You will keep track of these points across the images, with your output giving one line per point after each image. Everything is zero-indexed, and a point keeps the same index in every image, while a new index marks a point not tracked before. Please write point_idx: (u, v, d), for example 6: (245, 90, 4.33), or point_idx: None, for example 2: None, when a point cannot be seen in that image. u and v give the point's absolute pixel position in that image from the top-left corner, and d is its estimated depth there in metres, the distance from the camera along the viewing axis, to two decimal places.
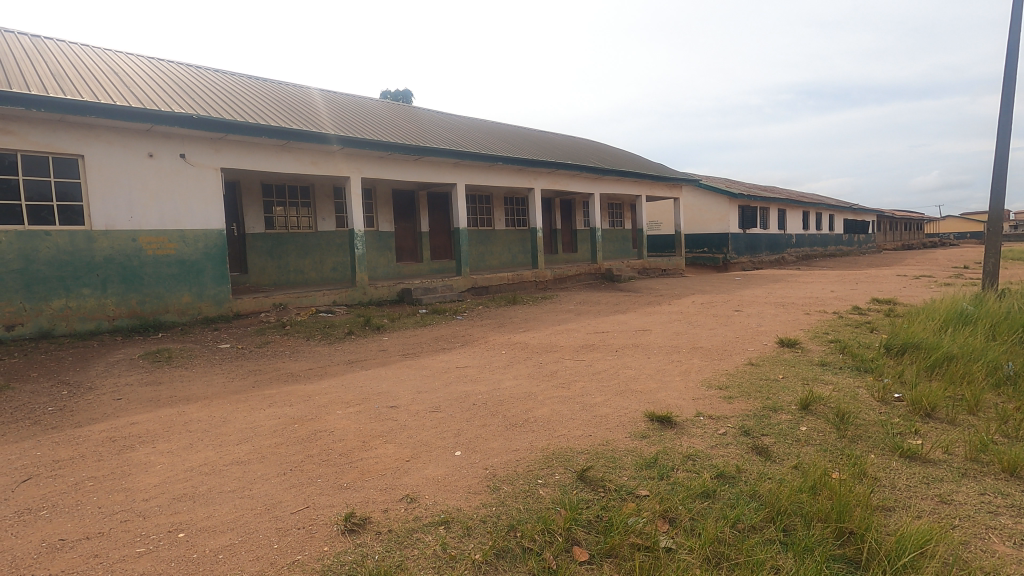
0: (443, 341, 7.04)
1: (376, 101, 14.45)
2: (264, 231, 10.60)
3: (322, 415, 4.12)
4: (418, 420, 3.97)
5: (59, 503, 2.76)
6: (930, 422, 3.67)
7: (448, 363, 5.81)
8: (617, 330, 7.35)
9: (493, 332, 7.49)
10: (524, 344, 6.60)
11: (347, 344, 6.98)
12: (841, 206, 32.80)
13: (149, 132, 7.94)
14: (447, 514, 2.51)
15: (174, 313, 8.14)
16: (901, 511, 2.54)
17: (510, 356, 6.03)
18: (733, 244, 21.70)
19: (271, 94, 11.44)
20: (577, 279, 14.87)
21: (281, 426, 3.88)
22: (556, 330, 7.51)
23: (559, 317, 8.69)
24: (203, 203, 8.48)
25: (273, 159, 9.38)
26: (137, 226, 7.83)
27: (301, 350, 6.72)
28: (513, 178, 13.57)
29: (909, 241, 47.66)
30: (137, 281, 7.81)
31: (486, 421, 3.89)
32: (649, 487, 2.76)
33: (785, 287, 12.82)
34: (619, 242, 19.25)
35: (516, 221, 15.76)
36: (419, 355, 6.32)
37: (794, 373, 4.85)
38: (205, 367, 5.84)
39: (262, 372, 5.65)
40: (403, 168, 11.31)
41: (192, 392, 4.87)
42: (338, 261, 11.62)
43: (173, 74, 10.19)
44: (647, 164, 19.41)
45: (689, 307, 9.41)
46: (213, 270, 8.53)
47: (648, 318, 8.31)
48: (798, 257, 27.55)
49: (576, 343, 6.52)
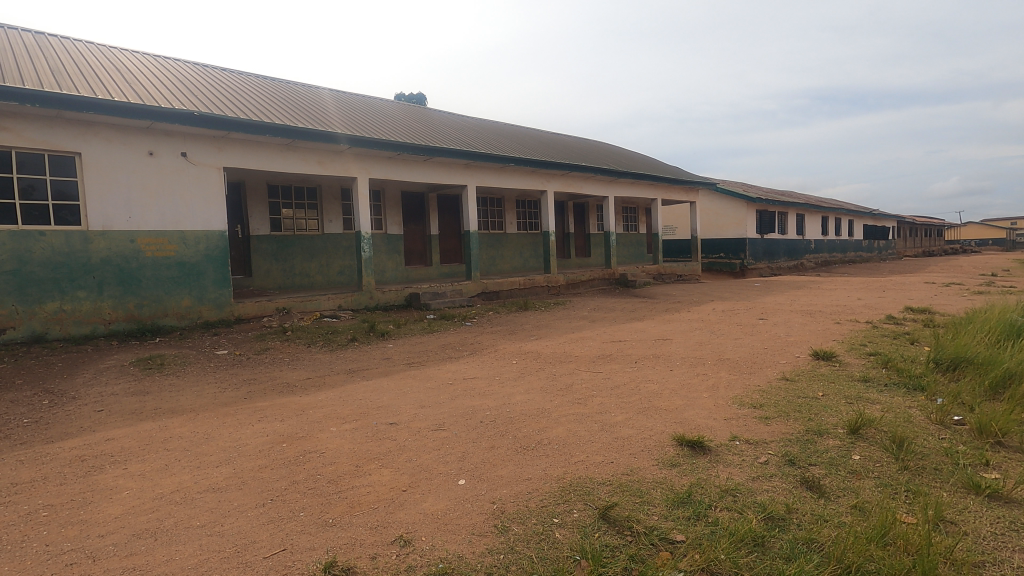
0: (451, 349, 6.65)
1: (387, 102, 14.16)
2: (270, 233, 10.32)
3: (314, 432, 3.74)
4: (420, 440, 3.59)
5: (3, 538, 2.40)
6: (1002, 451, 3.21)
7: (455, 374, 5.42)
8: (636, 338, 6.93)
9: (504, 339, 7.09)
10: (537, 353, 6.19)
11: (350, 352, 6.61)
12: (861, 212, 32.02)
13: (150, 130, 7.68)
14: (447, 564, 2.13)
15: (173, 317, 7.85)
16: (995, 570, 2.11)
17: (521, 366, 5.63)
18: (751, 249, 21.16)
19: (278, 93, 11.19)
20: (591, 284, 14.45)
21: (268, 445, 3.51)
22: (570, 338, 7.09)
23: (573, 324, 8.28)
24: (205, 203, 8.20)
25: (278, 158, 9.07)
26: (136, 227, 7.56)
27: (301, 357, 6.37)
28: (526, 180, 13.19)
29: (930, 247, 46.60)
30: (135, 284, 7.53)
31: (494, 442, 3.50)
32: (685, 532, 2.35)
33: (809, 294, 12.29)
34: (633, 246, 18.78)
35: (528, 224, 15.37)
36: (425, 364, 5.93)
37: (835, 390, 4.40)
38: (199, 376, 5.50)
39: (257, 382, 5.29)
40: (412, 169, 10.99)
41: (178, 403, 4.51)
42: (345, 264, 11.31)
43: (178, 72, 9.97)
44: (663, 167, 18.95)
45: (710, 314, 8.95)
46: (214, 272, 8.23)
47: (668, 326, 7.87)
48: (818, 263, 26.87)
49: (592, 353, 6.11)
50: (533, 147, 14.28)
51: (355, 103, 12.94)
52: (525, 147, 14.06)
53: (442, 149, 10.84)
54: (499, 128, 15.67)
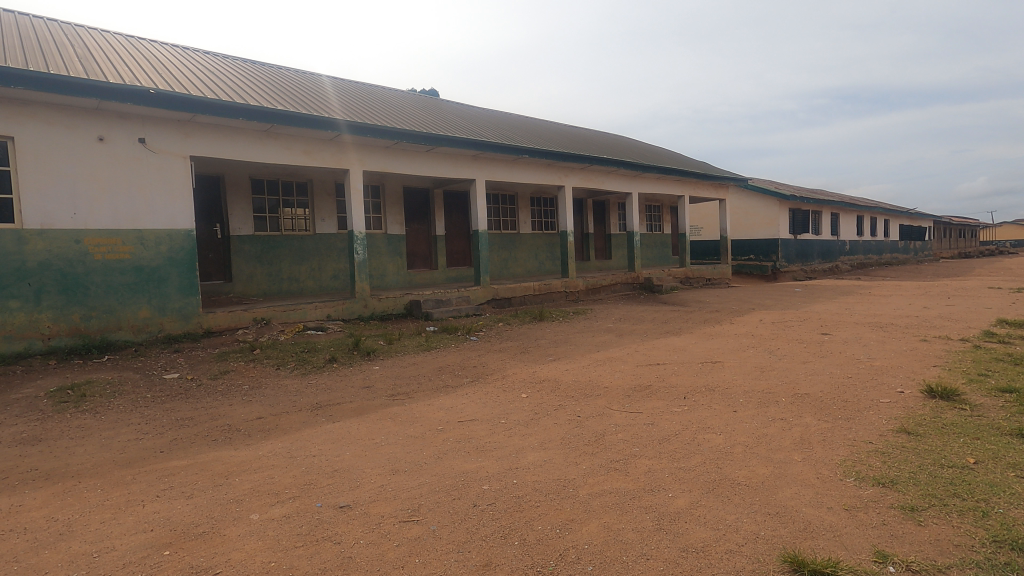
0: (449, 374, 5.37)
1: (390, 90, 12.98)
2: (254, 234, 9.17)
3: (221, 525, 2.49)
4: (378, 543, 2.33)
5: None
6: None
7: (448, 413, 4.17)
8: (677, 361, 5.60)
9: (514, 361, 5.79)
10: (555, 383, 4.89)
11: (325, 378, 5.37)
12: (898, 211, 30.18)
13: (100, 111, 6.55)
14: None
15: (127, 331, 6.71)
16: None
17: (534, 403, 4.35)
18: (783, 251, 19.68)
19: (266, 77, 10.04)
20: (612, 290, 13.12)
21: (141, 553, 2.27)
22: (595, 361, 5.76)
23: (598, 341, 6.96)
24: (167, 197, 7.05)
25: (256, 147, 7.89)
26: (83, 225, 6.44)
27: (263, 385, 5.16)
28: (541, 174, 11.93)
29: (966, 248, 44.36)
30: (81, 293, 6.40)
31: (491, 553, 2.23)
32: None
33: (864, 302, 10.78)
34: (658, 247, 17.37)
35: (544, 223, 14.09)
36: (413, 397, 4.65)
37: (992, 452, 3.02)
38: (123, 413, 4.30)
39: (192, 424, 4.07)
40: (413, 161, 9.78)
41: (64, 463, 3.29)
42: (339, 268, 10.13)
43: (152, 52, 8.85)
44: (690, 162, 17.52)
45: (760, 327, 7.56)
46: (178, 278, 7.08)
47: (713, 344, 6.50)
48: (854, 266, 25.19)
49: (626, 383, 4.80)
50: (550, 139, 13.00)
51: (355, 90, 11.77)
52: (541, 139, 12.79)
53: (447, 139, 9.59)
54: (513, 119, 14.39)
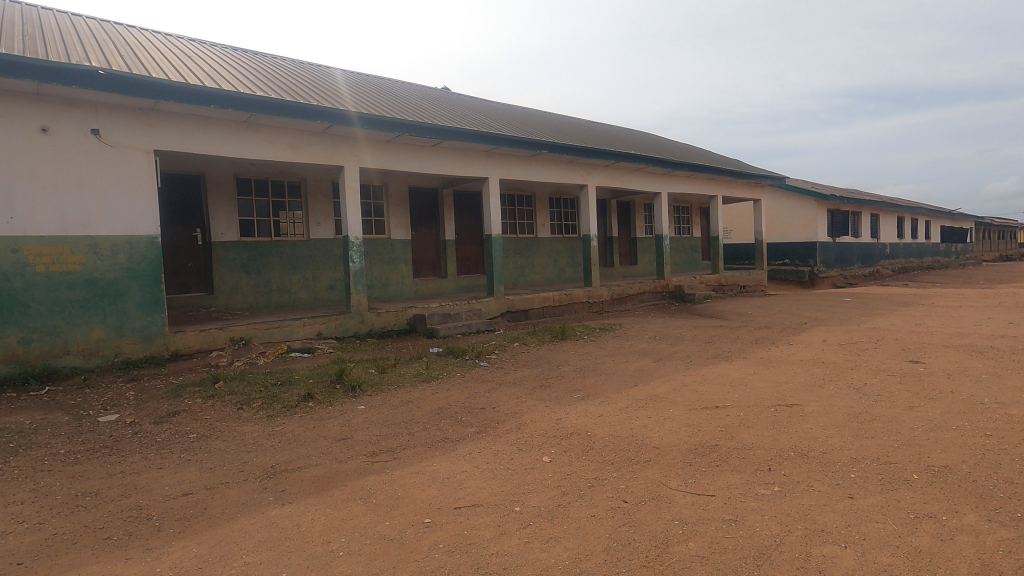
0: (450, 420, 4.22)
1: (397, 82, 11.92)
2: (239, 239, 8.14)
3: None
4: None
5: None
6: None
7: (441, 491, 3.02)
8: (741, 403, 4.38)
9: (532, 401, 4.63)
10: (587, 438, 3.71)
11: (294, 423, 4.27)
12: (941, 212, 28.37)
13: (44, 97, 5.57)
14: None
15: (76, 356, 5.69)
16: None
17: (559, 474, 3.17)
18: (822, 255, 18.24)
19: (258, 63, 9.05)
20: (640, 300, 11.89)
21: None
22: (634, 400, 4.57)
23: (634, 369, 5.75)
24: (126, 198, 6.04)
25: (234, 140, 6.85)
26: (21, 231, 5.43)
27: (212, 435, 4.05)
28: (562, 172, 10.78)
29: (1005, 249, 42.11)
30: (18, 312, 5.40)
31: None
32: None
33: (935, 315, 9.38)
34: (687, 252, 16.06)
35: (564, 227, 12.90)
36: (399, 459, 3.51)
37: None
38: (10, 483, 3.23)
39: (91, 504, 2.96)
40: (418, 157, 8.68)
41: None
42: (336, 277, 9.06)
43: (128, 32, 7.89)
44: (722, 160, 16.20)
45: (830, 351, 6.28)
46: (139, 292, 6.06)
47: (778, 376, 5.24)
48: (894, 271, 23.56)
49: (681, 440, 3.60)
50: (571, 134, 11.84)
51: (358, 81, 10.73)
52: (562, 134, 11.63)
53: (456, 132, 8.49)
54: (531, 113, 13.23)
